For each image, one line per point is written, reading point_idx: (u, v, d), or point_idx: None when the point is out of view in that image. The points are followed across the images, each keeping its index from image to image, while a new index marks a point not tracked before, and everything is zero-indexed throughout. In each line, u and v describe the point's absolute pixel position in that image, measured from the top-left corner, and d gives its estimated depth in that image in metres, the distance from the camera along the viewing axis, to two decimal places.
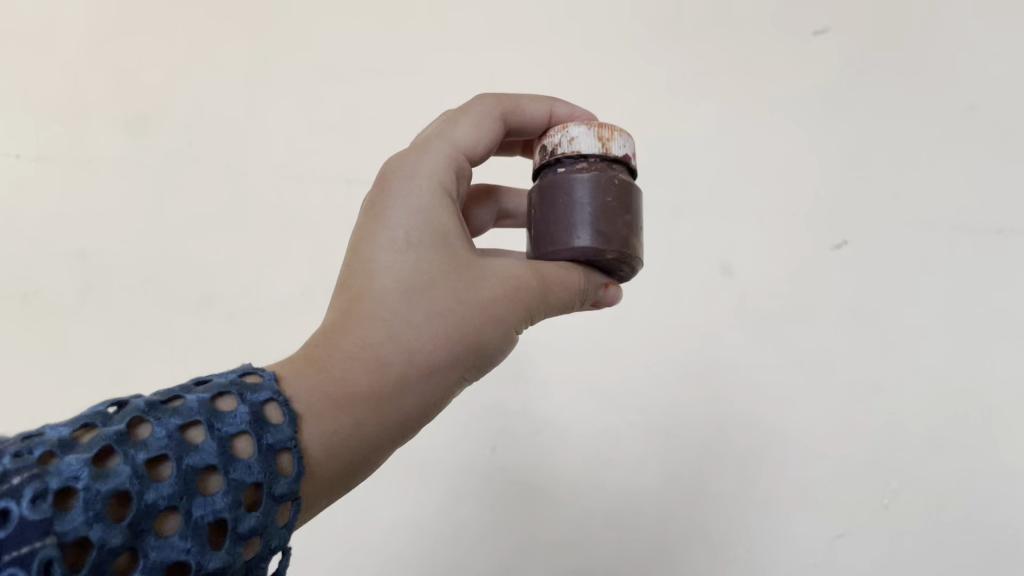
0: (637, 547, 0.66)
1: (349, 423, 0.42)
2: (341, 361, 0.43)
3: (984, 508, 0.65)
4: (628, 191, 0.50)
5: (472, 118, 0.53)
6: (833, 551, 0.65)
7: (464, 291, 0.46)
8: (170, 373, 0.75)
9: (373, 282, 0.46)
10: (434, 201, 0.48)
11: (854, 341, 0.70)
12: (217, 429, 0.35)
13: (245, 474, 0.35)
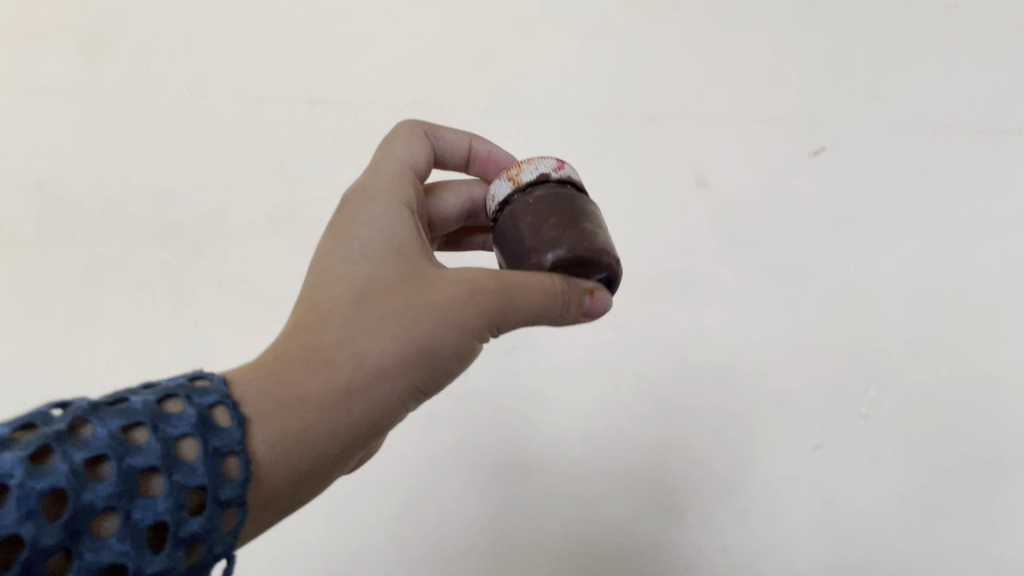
0: (613, 465, 0.66)
1: (296, 431, 0.37)
2: (292, 364, 0.39)
3: (968, 411, 0.62)
4: (551, 202, 0.47)
5: (403, 139, 0.55)
6: (811, 461, 0.63)
7: (421, 294, 0.42)
8: (136, 303, 0.74)
9: (329, 290, 0.43)
10: (391, 212, 0.47)
11: (832, 249, 0.68)
12: (160, 430, 0.31)
13: (189, 476, 0.31)
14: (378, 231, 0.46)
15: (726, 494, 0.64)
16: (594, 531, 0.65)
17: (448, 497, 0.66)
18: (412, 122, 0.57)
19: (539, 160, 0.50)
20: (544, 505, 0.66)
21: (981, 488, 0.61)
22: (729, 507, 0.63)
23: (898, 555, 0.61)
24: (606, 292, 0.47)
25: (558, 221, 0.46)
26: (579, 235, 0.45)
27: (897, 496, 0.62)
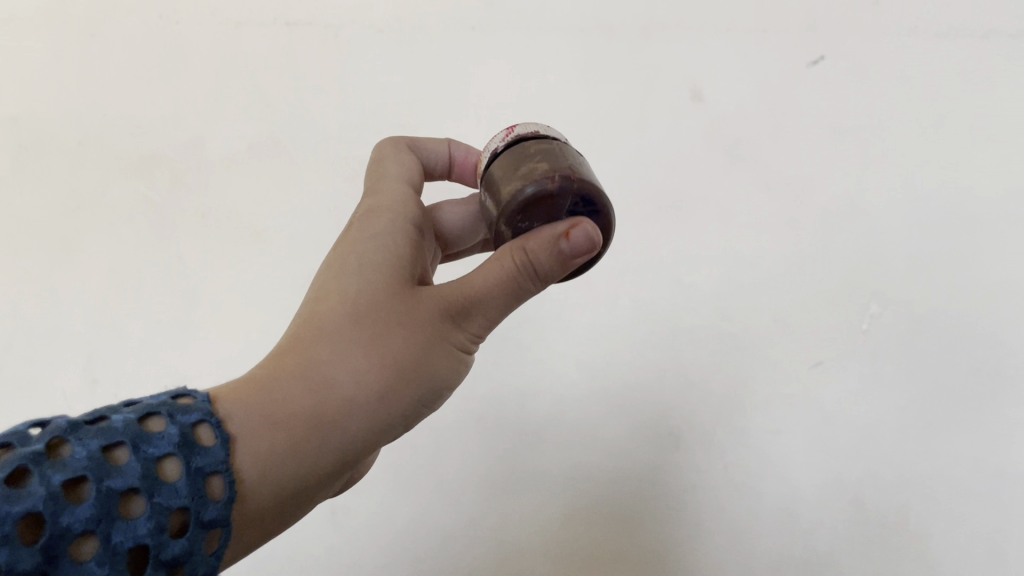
0: (609, 401, 0.65)
1: (287, 447, 0.37)
2: (284, 382, 0.39)
3: (969, 321, 0.61)
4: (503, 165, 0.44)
5: (393, 158, 0.52)
6: (810, 380, 0.62)
7: (417, 307, 0.41)
8: (117, 237, 0.74)
9: (326, 303, 0.42)
10: (392, 227, 0.46)
11: (830, 160, 0.66)
12: (141, 449, 0.31)
13: (171, 498, 0.31)
14: (382, 248, 0.44)
15: (724, 412, 0.63)
16: (590, 468, 0.63)
17: (445, 428, 0.66)
18: (398, 138, 0.55)
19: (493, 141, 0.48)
20: (539, 433, 0.65)
21: (982, 398, 0.60)
22: (728, 427, 0.62)
23: (899, 469, 0.59)
24: (586, 221, 0.39)
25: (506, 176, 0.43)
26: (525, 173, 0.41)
27: (897, 410, 0.60)
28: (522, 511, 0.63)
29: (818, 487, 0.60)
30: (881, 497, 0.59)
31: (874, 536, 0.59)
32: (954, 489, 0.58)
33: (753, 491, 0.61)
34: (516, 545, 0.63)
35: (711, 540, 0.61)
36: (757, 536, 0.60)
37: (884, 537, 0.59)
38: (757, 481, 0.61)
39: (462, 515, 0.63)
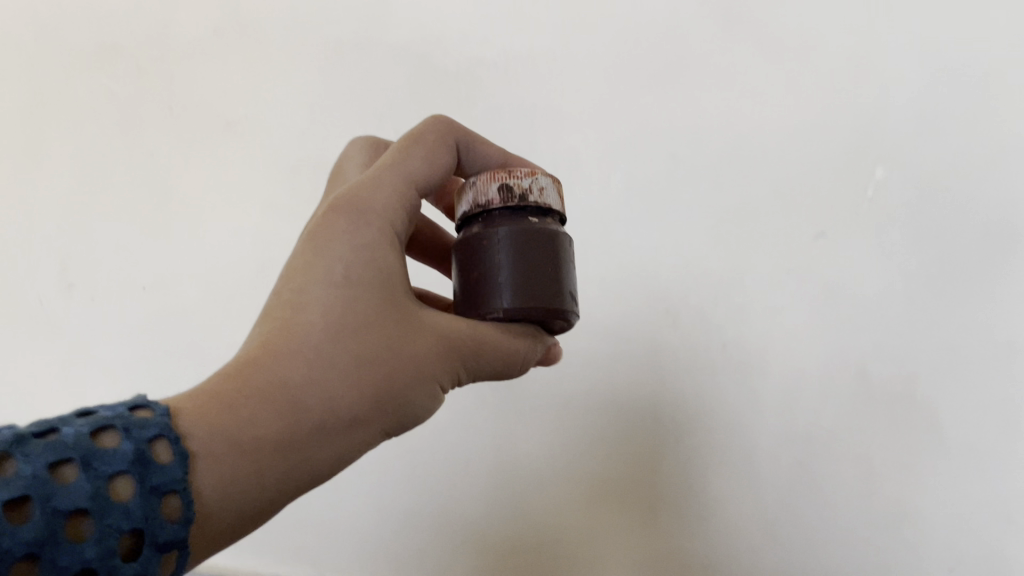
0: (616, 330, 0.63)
1: (253, 475, 0.36)
2: (254, 410, 0.37)
3: (983, 184, 0.57)
4: (550, 247, 0.42)
5: (427, 147, 0.46)
6: (813, 253, 0.59)
7: (397, 336, 0.40)
8: (84, 136, 0.73)
9: (308, 314, 0.39)
10: (379, 240, 0.41)
11: (837, 14, 0.61)
12: (90, 466, 0.31)
13: (122, 519, 0.30)
14: (364, 263, 0.41)
15: (724, 290, 0.61)
16: (594, 407, 0.64)
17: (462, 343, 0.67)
18: (445, 119, 0.49)
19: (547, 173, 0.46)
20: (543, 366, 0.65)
21: (997, 265, 0.56)
22: (727, 307, 0.61)
23: (906, 340, 0.57)
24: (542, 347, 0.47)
25: (552, 276, 0.42)
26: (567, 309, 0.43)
27: (903, 279, 0.58)
28: (529, 445, 0.65)
29: (822, 363, 0.59)
30: (887, 370, 0.58)
31: (876, 410, 0.58)
32: (957, 356, 0.56)
33: (754, 370, 0.60)
34: (519, 478, 0.65)
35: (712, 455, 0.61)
36: (753, 450, 0.60)
37: (890, 411, 0.57)
38: (759, 361, 0.60)
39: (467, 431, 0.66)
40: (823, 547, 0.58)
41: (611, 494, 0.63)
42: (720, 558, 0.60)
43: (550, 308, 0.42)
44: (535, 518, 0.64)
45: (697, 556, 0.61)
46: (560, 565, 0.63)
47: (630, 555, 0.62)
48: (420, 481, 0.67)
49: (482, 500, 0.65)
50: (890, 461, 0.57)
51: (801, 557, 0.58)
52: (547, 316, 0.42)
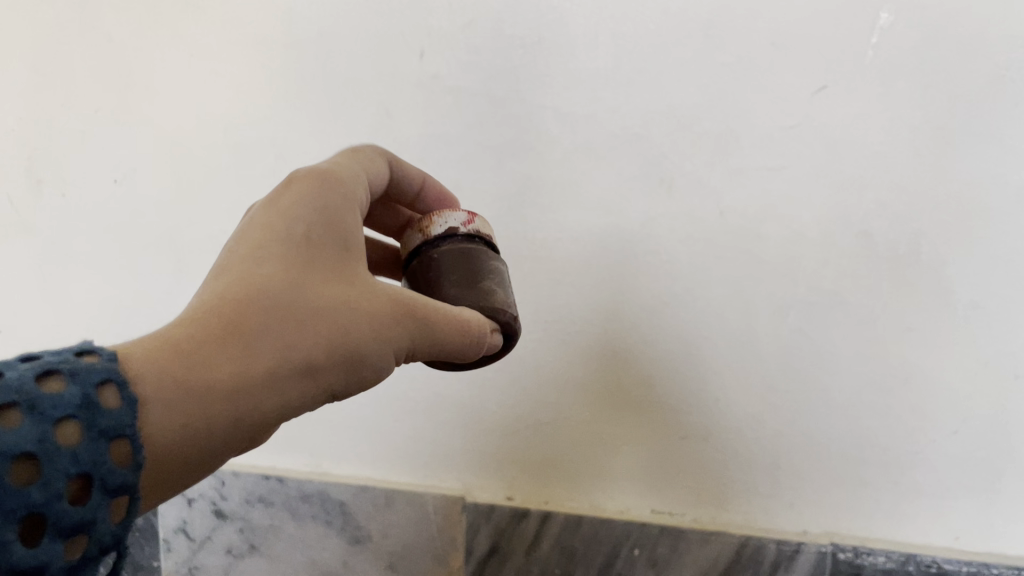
0: (612, 256, 0.60)
1: (197, 415, 0.36)
2: (209, 351, 0.37)
3: (1009, 24, 0.49)
4: (453, 260, 0.49)
5: (373, 152, 0.51)
6: (811, 108, 0.54)
7: (343, 291, 0.42)
8: (18, 11, 0.67)
9: (270, 266, 0.40)
10: (341, 203, 0.44)
11: None
12: (34, 410, 0.30)
13: (70, 462, 0.30)
14: (326, 224, 0.43)
15: (720, 153, 0.56)
16: (587, 285, 0.61)
17: None
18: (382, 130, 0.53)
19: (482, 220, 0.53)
20: (521, 258, 0.63)
21: (1016, 110, 0.51)
22: (720, 171, 0.57)
23: (912, 196, 0.54)
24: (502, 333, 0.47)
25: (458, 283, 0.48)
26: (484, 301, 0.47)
27: (908, 131, 0.53)
28: (525, 359, 0.64)
29: (821, 226, 0.56)
30: (891, 229, 0.55)
31: (878, 268, 0.55)
32: (965, 211, 0.53)
33: (752, 235, 0.57)
34: (517, 359, 0.64)
35: (720, 376, 0.60)
36: (763, 365, 0.59)
37: (893, 270, 0.55)
38: (756, 226, 0.57)
39: (474, 373, 0.65)
40: (821, 408, 0.58)
41: (612, 371, 0.62)
42: (722, 428, 0.60)
43: None
44: (553, 448, 0.65)
45: (700, 427, 0.61)
46: (563, 442, 0.64)
47: (630, 438, 0.63)
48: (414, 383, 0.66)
49: (482, 383, 0.65)
50: (902, 334, 0.56)
51: (797, 419, 0.59)
52: None
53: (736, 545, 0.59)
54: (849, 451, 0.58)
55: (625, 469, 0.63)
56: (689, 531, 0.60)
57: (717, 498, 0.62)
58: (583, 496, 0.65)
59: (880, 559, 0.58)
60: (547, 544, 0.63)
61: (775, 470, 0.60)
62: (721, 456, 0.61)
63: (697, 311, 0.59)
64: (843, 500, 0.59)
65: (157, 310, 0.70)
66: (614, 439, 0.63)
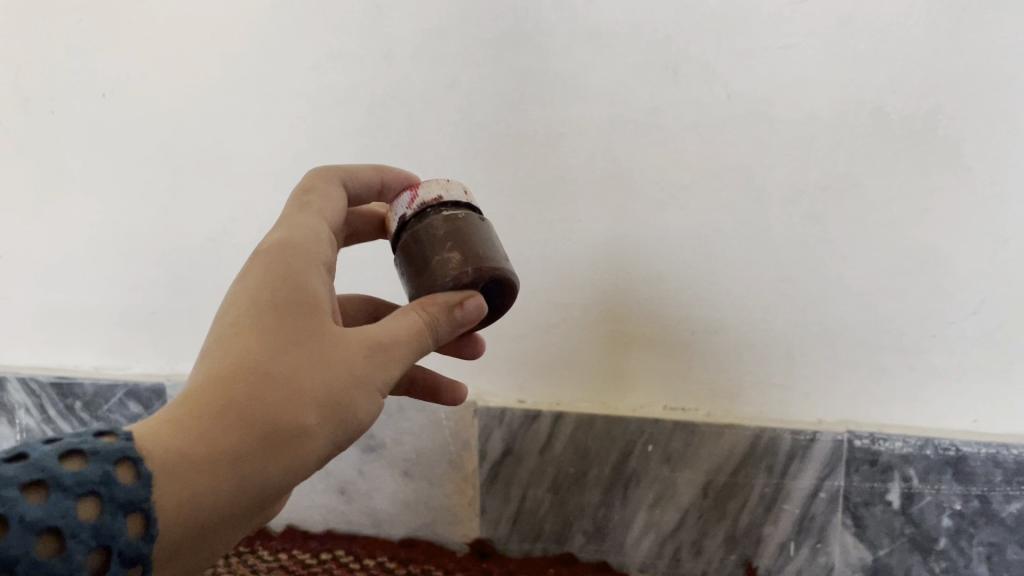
0: (616, 154, 0.58)
1: (209, 487, 0.34)
2: (208, 418, 0.35)
3: None
4: (412, 252, 0.46)
5: (330, 197, 0.49)
6: None
7: (325, 345, 0.38)
8: None
9: (244, 335, 0.38)
10: (306, 262, 0.42)
11: None
12: (58, 487, 0.31)
13: (87, 536, 0.31)
14: (294, 288, 0.40)
15: (727, 33, 0.54)
16: (594, 181, 0.59)
17: (456, 160, 0.61)
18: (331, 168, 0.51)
19: (426, 185, 0.49)
20: (525, 147, 0.60)
21: None
22: (727, 54, 0.54)
23: (927, 70, 0.51)
24: (477, 295, 0.43)
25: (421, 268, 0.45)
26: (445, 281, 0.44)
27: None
28: (538, 278, 0.62)
29: (836, 107, 0.53)
30: (908, 105, 0.52)
31: (893, 147, 0.53)
32: (982, 81, 0.51)
33: (763, 119, 0.55)
34: (524, 267, 0.62)
35: (732, 270, 0.58)
36: (775, 257, 0.57)
37: (909, 148, 0.53)
38: (765, 110, 0.54)
39: None
40: (838, 295, 0.57)
41: (620, 282, 0.61)
42: (735, 321, 0.59)
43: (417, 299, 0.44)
44: (570, 361, 0.64)
45: (712, 321, 0.60)
46: (578, 352, 0.63)
47: (644, 350, 0.62)
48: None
49: None
50: (915, 214, 0.54)
51: (812, 307, 0.57)
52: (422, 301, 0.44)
53: (751, 435, 0.59)
54: (866, 338, 0.57)
55: (638, 375, 0.63)
56: (702, 424, 0.60)
57: (731, 393, 0.61)
58: (601, 400, 0.64)
59: (897, 445, 0.56)
60: (560, 443, 0.63)
61: (789, 360, 0.59)
62: (733, 350, 0.60)
63: (706, 202, 0.58)
64: (859, 387, 0.58)
65: (160, 227, 0.68)
66: (624, 353, 0.62)
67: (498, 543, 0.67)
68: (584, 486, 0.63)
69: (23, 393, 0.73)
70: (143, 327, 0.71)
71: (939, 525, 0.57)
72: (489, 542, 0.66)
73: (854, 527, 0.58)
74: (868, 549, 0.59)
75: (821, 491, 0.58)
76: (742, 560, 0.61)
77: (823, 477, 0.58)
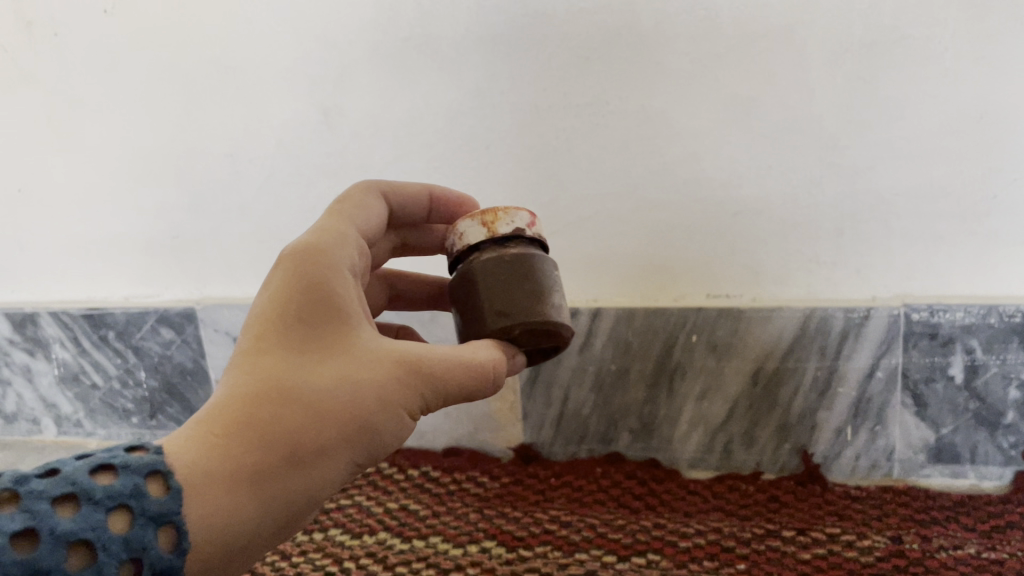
0: (645, 29, 0.54)
1: (235, 511, 0.32)
2: (237, 437, 0.33)
3: None
4: (518, 267, 0.42)
5: (368, 208, 0.45)
6: None
7: (354, 365, 0.36)
8: None
9: (270, 351, 0.35)
10: (337, 273, 0.38)
11: None
12: (88, 499, 0.29)
13: (121, 548, 0.29)
14: (318, 297, 0.37)
15: None
16: (623, 62, 0.55)
17: (474, 53, 0.57)
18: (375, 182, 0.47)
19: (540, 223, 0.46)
20: (545, 29, 0.56)
21: None
22: None
23: None
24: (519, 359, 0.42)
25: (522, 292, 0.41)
26: (550, 325, 0.41)
27: None
28: (566, 170, 0.59)
29: None
30: None
31: None
32: None
33: None
34: (552, 161, 0.59)
35: (775, 145, 0.54)
36: (821, 127, 0.53)
37: None
38: None
39: (510, 186, 0.60)
40: (889, 161, 0.53)
41: (656, 168, 0.57)
42: (780, 198, 0.55)
43: (516, 320, 0.40)
44: (605, 255, 0.60)
45: (754, 199, 0.56)
46: (612, 246, 0.60)
47: (685, 242, 0.58)
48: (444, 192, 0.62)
49: (515, 185, 0.60)
50: (973, 67, 0.50)
51: (861, 176, 0.54)
52: (518, 325, 0.40)
53: (800, 317, 0.56)
54: (920, 207, 0.54)
55: (680, 270, 0.59)
56: (749, 309, 0.57)
57: (778, 277, 0.57)
58: (640, 296, 0.61)
59: (959, 316, 0.53)
60: (600, 340, 0.61)
61: (838, 235, 0.55)
62: (779, 230, 0.56)
63: (745, 74, 0.53)
64: (916, 259, 0.55)
65: (175, 147, 0.66)
66: (664, 251, 0.59)
67: (542, 448, 0.65)
68: (628, 383, 0.61)
69: (55, 326, 0.73)
70: (169, 251, 0.70)
71: (1006, 398, 0.54)
72: (533, 447, 0.65)
73: (914, 406, 0.56)
74: (930, 429, 0.56)
75: (878, 370, 0.56)
76: (797, 449, 0.59)
77: (880, 355, 0.55)
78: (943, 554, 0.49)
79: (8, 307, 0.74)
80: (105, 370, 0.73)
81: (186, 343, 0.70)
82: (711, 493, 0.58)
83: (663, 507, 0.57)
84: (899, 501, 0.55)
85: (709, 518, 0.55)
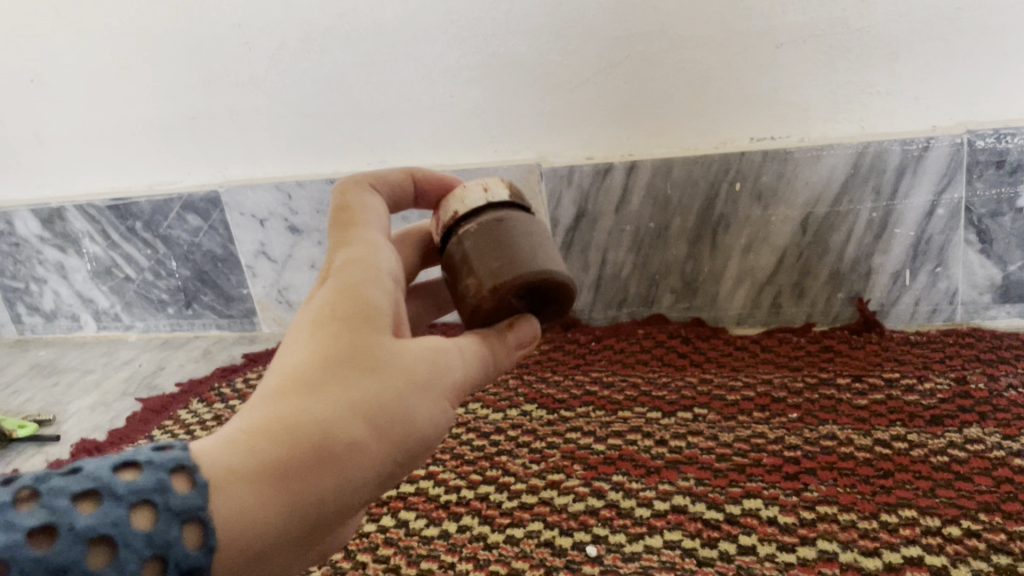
0: None
1: (266, 516, 0.23)
2: (269, 429, 0.24)
3: None
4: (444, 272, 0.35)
5: (376, 217, 0.33)
6: None
7: (402, 356, 0.28)
8: None
9: (309, 344, 0.27)
10: (372, 272, 0.30)
11: None
12: (108, 493, 0.21)
13: (142, 547, 0.20)
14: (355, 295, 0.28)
15: None
16: None
17: None
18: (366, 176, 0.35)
19: (448, 199, 0.37)
20: None
21: None
22: None
23: None
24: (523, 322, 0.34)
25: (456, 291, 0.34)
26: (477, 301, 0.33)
27: None
28: (596, 12, 0.53)
29: None
30: None
31: None
32: None
33: None
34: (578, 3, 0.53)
35: None
36: None
37: None
38: None
39: (532, 36, 0.55)
40: None
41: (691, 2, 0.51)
42: (833, 23, 0.50)
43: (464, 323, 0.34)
44: (638, 105, 0.56)
45: (803, 27, 0.50)
46: (644, 91, 0.55)
47: (725, 82, 0.54)
48: (463, 45, 0.57)
49: (540, 34, 0.55)
50: None
51: None
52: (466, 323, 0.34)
53: (854, 154, 0.52)
54: (985, 20, 0.48)
55: (720, 113, 0.55)
56: (796, 149, 0.53)
57: (826, 109, 0.53)
58: (676, 144, 0.57)
59: None
60: (637, 195, 0.58)
61: (892, 59, 0.50)
62: (826, 60, 0.51)
63: None
64: (979, 82, 0.50)
65: (174, 19, 0.62)
66: (701, 94, 0.55)
67: (582, 315, 0.63)
68: (668, 241, 0.58)
69: (83, 221, 0.72)
70: (185, 133, 0.67)
71: None
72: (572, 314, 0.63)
73: (979, 243, 0.52)
74: (997, 266, 0.53)
75: (939, 207, 0.52)
76: (851, 297, 0.56)
77: (941, 190, 0.51)
78: (1011, 392, 0.46)
79: (33, 204, 0.73)
80: (137, 263, 0.73)
81: (213, 229, 0.69)
82: (760, 347, 0.56)
83: (708, 364, 0.55)
84: (962, 341, 0.52)
85: (759, 371, 0.53)
